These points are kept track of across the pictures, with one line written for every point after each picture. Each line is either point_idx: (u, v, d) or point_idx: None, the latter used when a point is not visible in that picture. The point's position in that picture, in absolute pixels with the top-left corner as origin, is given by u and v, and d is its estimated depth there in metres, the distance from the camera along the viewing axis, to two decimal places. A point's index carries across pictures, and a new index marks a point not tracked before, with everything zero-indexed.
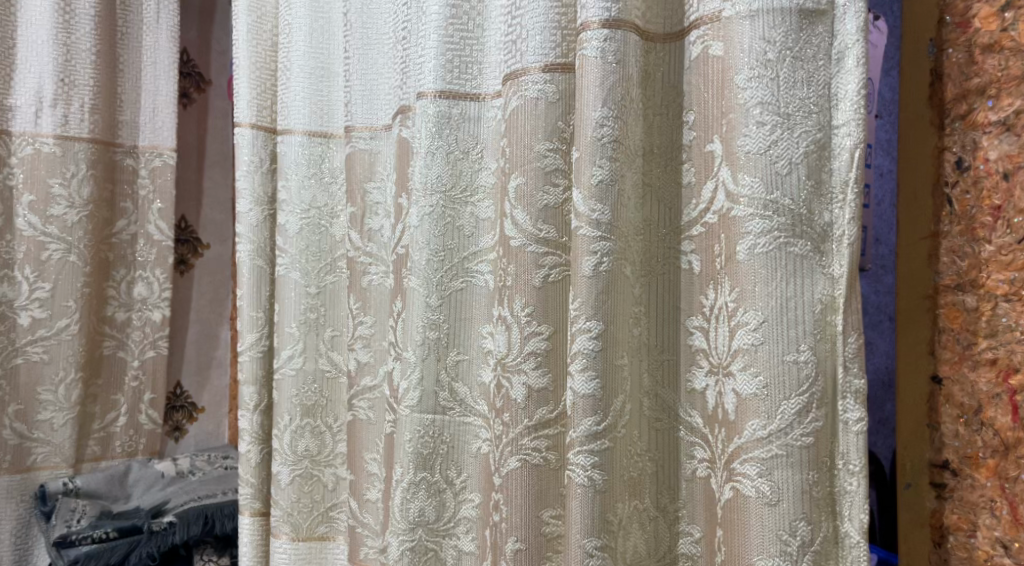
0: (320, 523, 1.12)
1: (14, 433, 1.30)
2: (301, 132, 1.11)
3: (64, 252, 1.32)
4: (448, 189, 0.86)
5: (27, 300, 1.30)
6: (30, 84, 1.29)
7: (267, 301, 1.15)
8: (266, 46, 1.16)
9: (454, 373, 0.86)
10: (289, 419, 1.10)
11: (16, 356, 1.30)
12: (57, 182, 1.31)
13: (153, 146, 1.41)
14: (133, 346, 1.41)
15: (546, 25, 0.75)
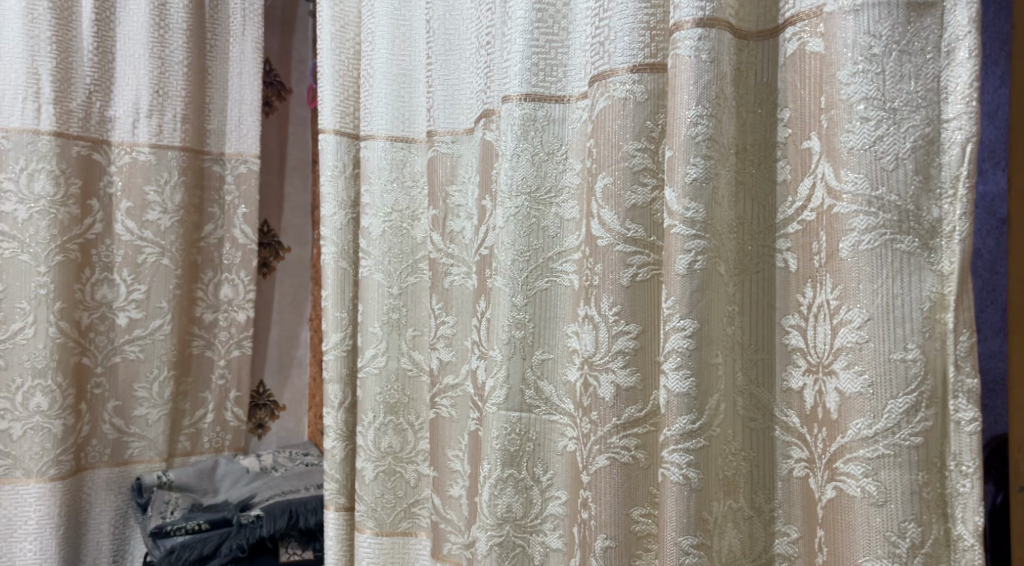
0: (403, 519, 1.14)
1: (112, 428, 1.37)
2: (384, 137, 1.15)
3: (158, 256, 1.38)
4: (533, 190, 0.87)
5: (125, 301, 1.37)
6: (129, 96, 1.35)
7: (350, 301, 1.18)
8: (349, 55, 1.20)
9: (540, 371, 0.87)
10: (373, 417, 1.13)
11: (114, 354, 1.36)
12: (152, 188, 1.37)
13: (238, 152, 1.47)
14: (220, 346, 1.47)
15: (634, 26, 0.76)
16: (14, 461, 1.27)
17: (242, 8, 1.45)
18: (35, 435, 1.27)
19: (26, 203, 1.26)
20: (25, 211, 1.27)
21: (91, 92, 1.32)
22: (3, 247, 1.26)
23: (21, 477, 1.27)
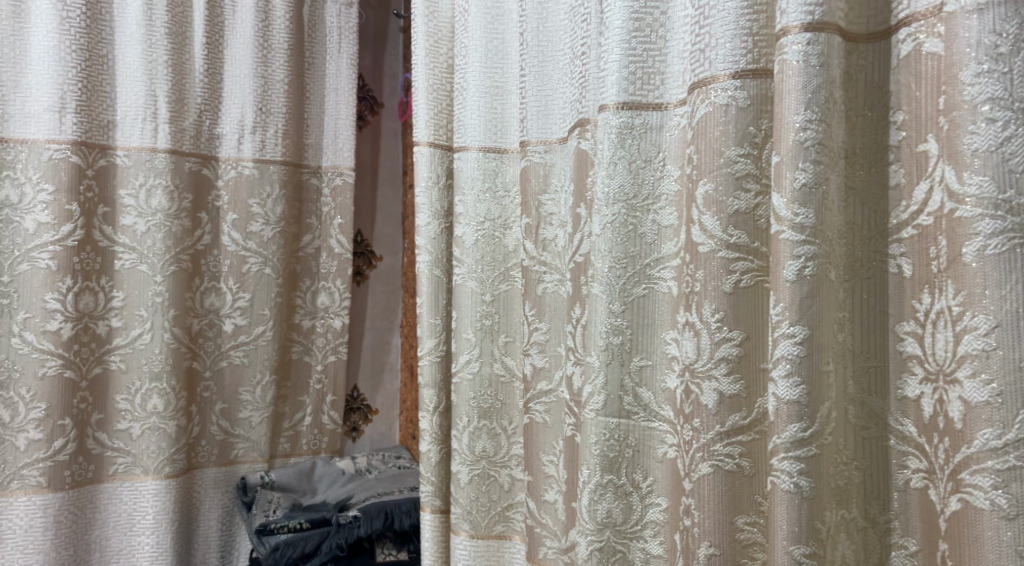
0: (497, 522, 1.16)
1: (219, 429, 1.44)
2: (477, 149, 1.17)
3: (261, 265, 1.45)
4: (630, 197, 0.88)
5: (231, 309, 1.43)
6: (235, 114, 1.42)
7: (444, 308, 1.21)
8: (442, 69, 1.24)
9: (639, 378, 0.88)
10: (468, 421, 1.16)
11: (221, 359, 1.43)
12: (256, 201, 1.44)
13: (335, 166, 1.53)
14: (317, 351, 1.53)
15: (736, 32, 0.76)
16: (132, 459, 1.34)
17: (338, 27, 1.51)
18: (152, 436, 1.34)
19: (144, 216, 1.33)
20: (143, 224, 1.33)
21: (201, 111, 1.39)
22: (123, 257, 1.33)
23: (140, 475, 1.34)
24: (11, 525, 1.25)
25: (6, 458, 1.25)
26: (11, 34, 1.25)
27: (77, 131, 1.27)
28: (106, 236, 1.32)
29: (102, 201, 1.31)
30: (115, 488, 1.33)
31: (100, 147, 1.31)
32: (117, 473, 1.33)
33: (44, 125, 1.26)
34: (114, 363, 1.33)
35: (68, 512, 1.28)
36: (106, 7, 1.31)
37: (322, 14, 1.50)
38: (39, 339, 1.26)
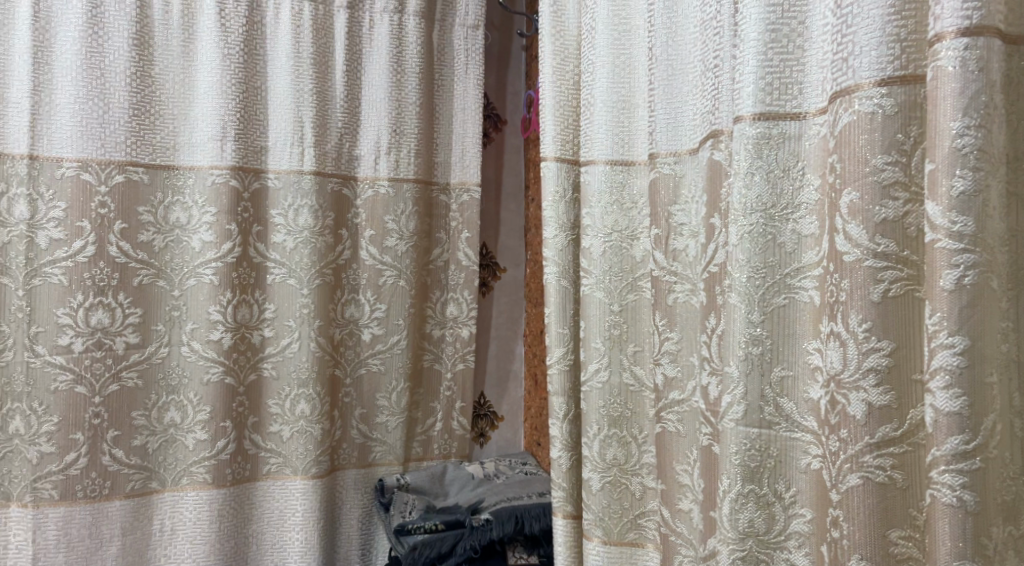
0: (629, 530, 1.18)
1: (359, 433, 1.53)
2: (604, 162, 1.20)
3: (395, 278, 1.53)
4: (768, 207, 0.88)
5: (369, 319, 1.52)
6: (372, 136, 1.51)
7: (571, 318, 1.24)
8: (569, 85, 1.27)
9: (779, 389, 0.88)
10: (598, 429, 1.18)
11: (360, 366, 1.52)
12: (391, 218, 1.52)
13: (462, 182, 1.60)
14: (447, 360, 1.60)
15: (883, 39, 0.75)
16: (283, 460, 1.44)
17: (465, 49, 1.58)
18: (300, 438, 1.44)
19: (292, 234, 1.44)
20: (291, 241, 1.44)
21: (342, 134, 1.48)
22: (275, 272, 1.44)
23: (290, 474, 1.44)
24: (181, 518, 1.38)
25: (177, 456, 1.37)
26: (180, 70, 1.37)
27: (235, 157, 1.39)
28: (259, 252, 1.43)
29: (256, 220, 1.42)
30: (268, 486, 1.44)
31: (254, 170, 1.42)
32: (270, 472, 1.44)
33: (208, 153, 1.38)
34: (267, 370, 1.44)
35: (228, 507, 1.40)
36: (259, 42, 1.42)
37: (450, 37, 1.58)
38: (204, 348, 1.38)
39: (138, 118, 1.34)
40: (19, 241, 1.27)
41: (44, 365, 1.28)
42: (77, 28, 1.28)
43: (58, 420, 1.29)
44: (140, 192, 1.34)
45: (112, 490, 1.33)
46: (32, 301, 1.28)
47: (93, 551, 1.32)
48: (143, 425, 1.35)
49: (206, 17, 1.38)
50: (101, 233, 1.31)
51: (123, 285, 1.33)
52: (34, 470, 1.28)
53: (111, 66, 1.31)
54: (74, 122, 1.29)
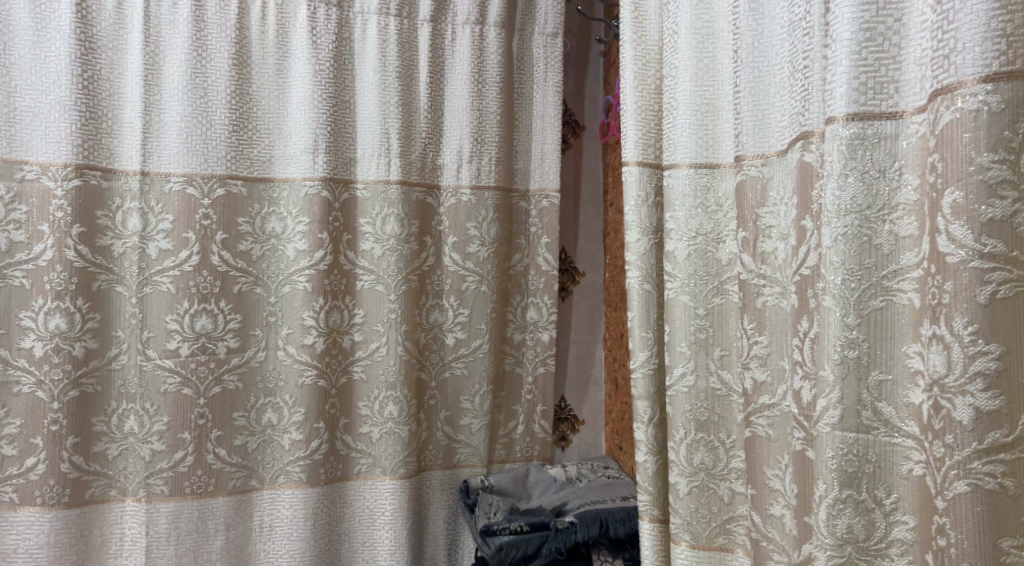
0: (718, 535, 1.17)
1: (444, 434, 1.56)
2: (688, 165, 1.19)
3: (478, 283, 1.56)
4: (863, 209, 0.87)
5: (452, 324, 1.56)
6: (454, 145, 1.55)
7: (655, 322, 1.24)
8: (650, 90, 1.27)
9: (877, 393, 0.86)
10: (685, 433, 1.17)
11: (444, 370, 1.56)
12: (473, 225, 1.55)
13: (542, 188, 1.62)
14: (528, 364, 1.62)
15: (988, 34, 0.73)
16: (373, 460, 1.49)
17: (545, 57, 1.60)
18: (389, 439, 1.48)
19: (380, 241, 1.49)
20: (379, 249, 1.48)
21: (426, 144, 1.53)
22: (364, 278, 1.49)
23: (379, 474, 1.49)
24: (278, 514, 1.44)
25: (274, 455, 1.44)
26: (275, 87, 1.44)
27: (326, 169, 1.45)
28: (349, 260, 1.49)
29: (346, 229, 1.48)
30: (359, 485, 1.50)
31: (344, 181, 1.48)
32: (360, 472, 1.49)
33: (301, 166, 1.45)
34: (357, 373, 1.49)
35: (322, 505, 1.46)
36: (348, 58, 1.48)
37: (530, 45, 1.60)
38: (299, 352, 1.44)
39: (238, 133, 1.41)
40: (132, 252, 1.35)
41: (155, 368, 1.36)
42: (182, 51, 1.37)
43: (168, 420, 1.37)
44: (240, 204, 1.42)
45: (216, 487, 1.40)
46: (144, 308, 1.36)
47: (199, 545, 1.39)
48: (243, 425, 1.42)
49: (299, 35, 1.44)
50: (205, 243, 1.39)
51: (225, 292, 1.41)
52: (147, 467, 1.36)
53: (213, 85, 1.39)
54: (181, 139, 1.37)
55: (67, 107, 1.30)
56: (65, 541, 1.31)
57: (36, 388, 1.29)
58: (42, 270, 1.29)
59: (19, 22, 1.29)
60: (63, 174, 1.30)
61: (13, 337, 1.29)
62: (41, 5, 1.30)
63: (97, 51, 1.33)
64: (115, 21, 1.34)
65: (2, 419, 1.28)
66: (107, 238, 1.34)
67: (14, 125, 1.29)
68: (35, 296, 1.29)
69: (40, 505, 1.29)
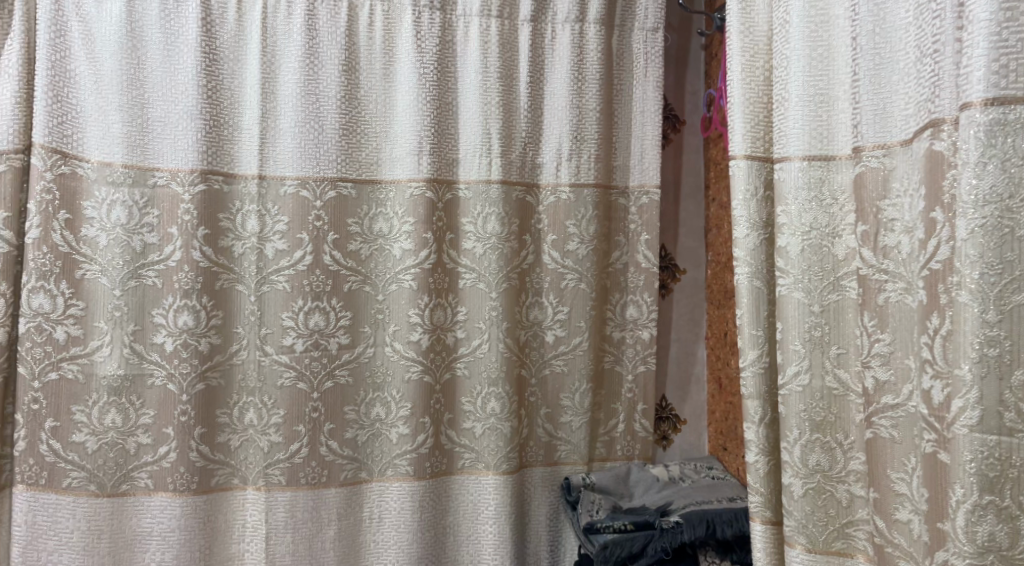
0: (836, 538, 1.13)
1: (545, 431, 1.57)
2: (801, 158, 1.15)
3: (577, 281, 1.56)
4: (1004, 199, 0.87)
5: (552, 322, 1.56)
6: (554, 143, 1.55)
7: (766, 320, 1.21)
8: (759, 82, 1.23)
9: (1021, 394, 0.87)
10: (799, 434, 1.14)
11: (544, 367, 1.57)
12: (572, 223, 1.55)
13: (642, 184, 1.60)
14: (628, 362, 1.60)
15: None
16: (476, 455, 1.52)
17: (645, 52, 1.59)
18: (492, 435, 1.50)
19: (481, 240, 1.51)
20: (480, 248, 1.51)
21: (526, 143, 1.54)
22: (466, 276, 1.52)
23: (483, 469, 1.51)
24: (387, 506, 1.48)
25: (382, 448, 1.49)
26: (382, 91, 1.48)
27: (430, 169, 1.48)
28: (452, 259, 1.52)
29: (449, 229, 1.51)
30: (463, 480, 1.52)
31: (447, 182, 1.51)
32: (464, 467, 1.52)
33: (407, 167, 1.48)
34: (460, 369, 1.52)
35: (429, 498, 1.49)
36: (451, 60, 1.51)
37: (630, 41, 1.59)
38: (405, 348, 1.48)
39: (347, 137, 1.46)
40: (251, 253, 1.42)
41: (272, 363, 1.43)
42: (297, 59, 1.43)
43: (284, 413, 1.43)
44: (349, 205, 1.47)
45: (329, 478, 1.45)
46: (262, 306, 1.43)
47: (313, 534, 1.45)
48: (353, 419, 1.47)
49: (405, 40, 1.48)
50: (317, 243, 1.44)
51: (336, 291, 1.46)
52: (265, 458, 1.42)
53: (325, 91, 1.44)
54: (295, 144, 1.43)
55: (194, 117, 1.38)
56: (193, 526, 1.39)
57: (167, 381, 1.38)
58: (172, 270, 1.38)
59: (151, 38, 1.38)
60: (190, 180, 1.38)
61: (146, 333, 1.37)
62: (170, 21, 1.38)
63: (220, 62, 1.41)
64: (236, 33, 1.42)
65: (137, 410, 1.37)
66: (228, 239, 1.42)
67: (146, 135, 1.38)
68: (165, 295, 1.38)
69: (171, 491, 1.38)
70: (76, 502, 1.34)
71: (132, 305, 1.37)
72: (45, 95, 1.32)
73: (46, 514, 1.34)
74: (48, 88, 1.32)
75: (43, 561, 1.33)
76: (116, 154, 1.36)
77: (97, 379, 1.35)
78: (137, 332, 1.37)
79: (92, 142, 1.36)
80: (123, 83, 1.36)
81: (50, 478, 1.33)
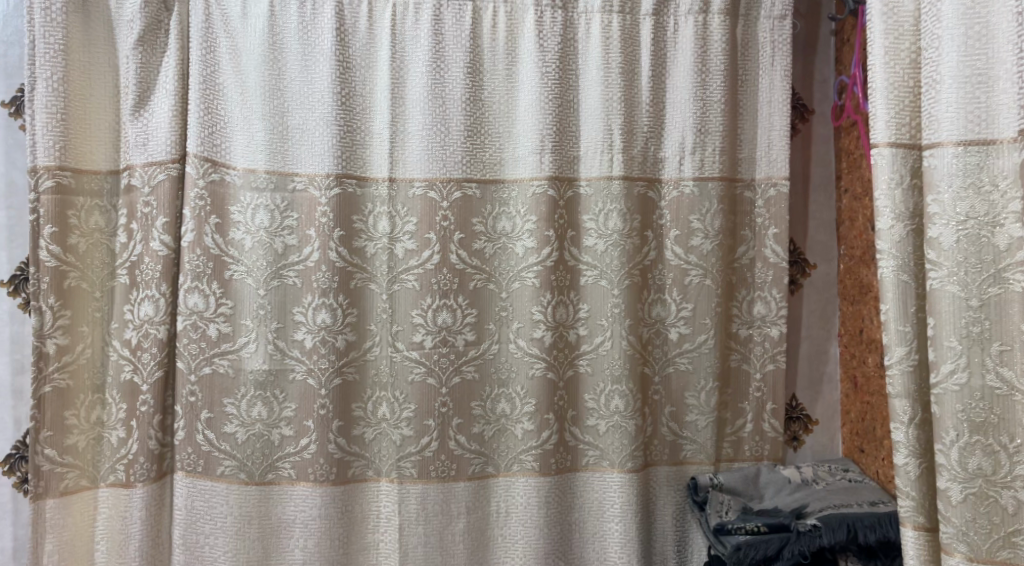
0: (1002, 548, 1.06)
1: (669, 430, 1.55)
2: (954, 144, 1.09)
3: (702, 277, 1.53)
4: None
5: (676, 318, 1.54)
6: (677, 137, 1.53)
7: (915, 315, 1.14)
8: (904, 65, 1.16)
9: None
10: (957, 435, 1.08)
11: (668, 365, 1.54)
12: (696, 217, 1.52)
13: (769, 177, 1.55)
14: (756, 360, 1.56)
15: None
16: (601, 452, 1.51)
17: (772, 41, 1.54)
18: (617, 433, 1.50)
19: (603, 237, 1.50)
20: (602, 244, 1.50)
21: (648, 138, 1.52)
22: (588, 274, 1.52)
23: (608, 467, 1.51)
24: (514, 501, 1.50)
25: (508, 444, 1.51)
26: (504, 91, 1.51)
27: (552, 167, 1.49)
28: (573, 256, 1.52)
29: (570, 226, 1.52)
30: (587, 477, 1.52)
31: (569, 179, 1.51)
32: (589, 464, 1.52)
33: (529, 166, 1.50)
34: (583, 366, 1.52)
35: (555, 494, 1.50)
36: (572, 58, 1.51)
37: (755, 30, 1.55)
38: (530, 345, 1.49)
39: (471, 138, 1.49)
40: (382, 253, 1.47)
41: (403, 359, 1.47)
42: (424, 63, 1.47)
43: (414, 408, 1.47)
44: (474, 205, 1.49)
45: (458, 472, 1.48)
46: (393, 304, 1.48)
47: (444, 527, 1.48)
48: (480, 414, 1.50)
49: (527, 39, 1.50)
50: (445, 242, 1.48)
51: (463, 288, 1.49)
52: (398, 451, 1.47)
53: (451, 93, 1.48)
54: (423, 146, 1.47)
55: (330, 123, 1.45)
56: (333, 515, 1.45)
57: (307, 375, 1.44)
58: (311, 270, 1.44)
59: (290, 49, 1.45)
60: (326, 184, 1.44)
61: (288, 330, 1.45)
62: (308, 32, 1.45)
63: (353, 69, 1.46)
64: (367, 40, 1.47)
65: (281, 402, 1.44)
66: (362, 240, 1.47)
67: (287, 142, 1.45)
68: (305, 294, 1.45)
69: (313, 481, 1.44)
70: (228, 490, 1.43)
71: (275, 303, 1.44)
72: (197, 107, 1.40)
73: (202, 499, 1.42)
74: (201, 101, 1.41)
75: (200, 544, 1.42)
76: (260, 161, 1.44)
77: (245, 373, 1.43)
78: (280, 329, 1.44)
79: (239, 150, 1.44)
80: (266, 94, 1.44)
81: (205, 467, 1.42)
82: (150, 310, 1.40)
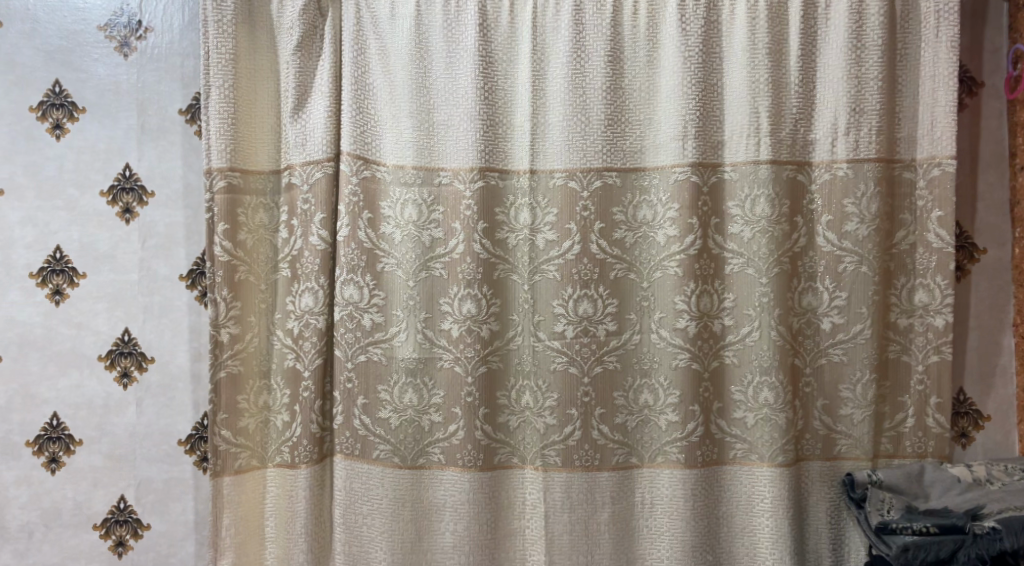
0: None
1: (822, 424, 1.48)
2: None
3: (858, 264, 1.45)
4: None
5: (828, 307, 1.47)
6: (828, 118, 1.46)
7: None
8: None
9: None
10: None
11: (821, 356, 1.48)
12: (851, 201, 1.45)
13: (932, 156, 1.45)
14: (917, 351, 1.47)
15: None
16: (749, 445, 1.47)
17: (936, 10, 1.44)
18: (767, 426, 1.45)
19: (750, 223, 1.46)
20: (748, 231, 1.46)
21: (797, 120, 1.46)
22: (733, 262, 1.47)
23: (757, 460, 1.46)
24: (659, 493, 1.49)
25: (652, 435, 1.49)
26: (645, 79, 1.48)
27: (696, 154, 1.46)
28: (718, 244, 1.48)
29: (714, 213, 1.47)
30: (734, 470, 1.48)
31: (712, 165, 1.47)
32: (737, 457, 1.48)
33: (671, 153, 1.47)
34: (729, 357, 1.48)
35: (701, 487, 1.47)
36: (716, 40, 1.47)
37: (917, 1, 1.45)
38: (673, 335, 1.47)
39: (612, 127, 1.48)
40: (524, 244, 1.49)
41: (546, 349, 1.49)
42: (564, 54, 1.47)
43: (557, 397, 1.48)
44: (615, 194, 1.48)
45: (602, 461, 1.48)
46: (535, 294, 1.49)
47: (589, 516, 1.49)
48: (623, 404, 1.49)
49: (669, 24, 1.47)
50: (586, 232, 1.47)
51: (604, 278, 1.48)
52: (542, 438, 1.48)
53: (591, 83, 1.47)
54: (563, 136, 1.48)
55: (473, 118, 1.48)
56: (481, 500, 1.48)
57: (454, 363, 1.48)
58: (456, 261, 1.48)
59: (435, 48, 1.49)
60: (471, 177, 1.47)
61: (436, 319, 1.49)
62: (452, 30, 1.49)
63: (495, 64, 1.49)
64: (509, 35, 1.49)
65: (430, 390, 1.49)
66: (504, 232, 1.50)
67: (432, 138, 1.50)
68: (451, 285, 1.49)
69: (462, 466, 1.48)
70: (382, 473, 1.49)
71: (423, 294, 1.49)
72: (350, 108, 1.47)
73: (358, 481, 1.49)
74: (353, 102, 1.47)
75: (358, 523, 1.49)
76: (408, 157, 1.49)
77: (397, 361, 1.49)
78: (428, 318, 1.49)
79: (388, 147, 1.50)
80: (413, 92, 1.49)
81: (362, 450, 1.49)
82: (310, 301, 1.48)
